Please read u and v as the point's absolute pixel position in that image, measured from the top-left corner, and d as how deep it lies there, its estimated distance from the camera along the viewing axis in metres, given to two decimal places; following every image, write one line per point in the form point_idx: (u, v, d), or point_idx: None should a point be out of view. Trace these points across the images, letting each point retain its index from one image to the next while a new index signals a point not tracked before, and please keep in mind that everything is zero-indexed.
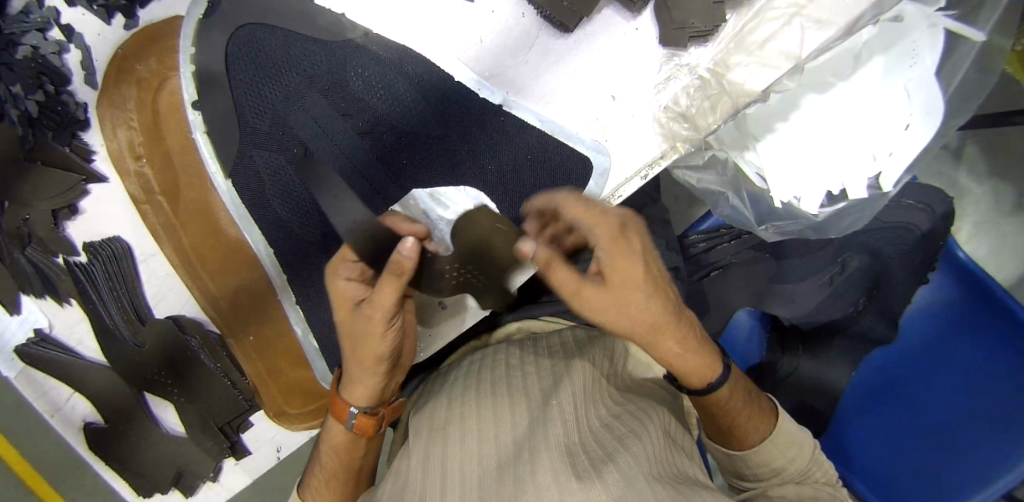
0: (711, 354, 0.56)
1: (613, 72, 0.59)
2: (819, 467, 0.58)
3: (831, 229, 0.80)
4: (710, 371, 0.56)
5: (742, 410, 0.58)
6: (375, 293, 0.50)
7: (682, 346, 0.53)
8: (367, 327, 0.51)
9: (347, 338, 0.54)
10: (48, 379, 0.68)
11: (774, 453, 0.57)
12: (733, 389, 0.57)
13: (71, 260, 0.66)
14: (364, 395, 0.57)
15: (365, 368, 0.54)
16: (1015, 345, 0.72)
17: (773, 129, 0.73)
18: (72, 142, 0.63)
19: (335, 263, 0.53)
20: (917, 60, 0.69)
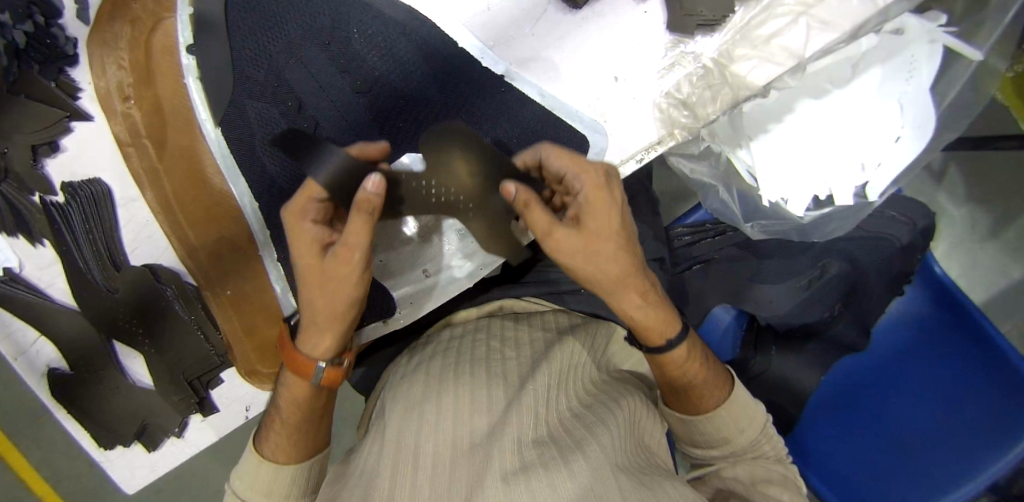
0: (670, 315, 0.57)
1: (617, 54, 0.60)
2: (768, 440, 0.60)
3: (813, 233, 0.82)
4: (670, 328, 0.56)
5: (699, 374, 0.59)
6: (349, 225, 0.44)
7: (645, 299, 0.54)
8: (334, 267, 0.46)
9: (311, 287, 0.48)
10: (14, 319, 0.67)
11: (727, 428, 0.58)
12: (691, 352, 0.58)
13: (48, 199, 0.64)
14: (326, 347, 0.54)
15: (331, 315, 0.50)
16: (979, 358, 0.75)
17: (766, 129, 0.73)
18: (58, 78, 0.60)
19: (300, 207, 0.46)
20: (913, 75, 0.70)
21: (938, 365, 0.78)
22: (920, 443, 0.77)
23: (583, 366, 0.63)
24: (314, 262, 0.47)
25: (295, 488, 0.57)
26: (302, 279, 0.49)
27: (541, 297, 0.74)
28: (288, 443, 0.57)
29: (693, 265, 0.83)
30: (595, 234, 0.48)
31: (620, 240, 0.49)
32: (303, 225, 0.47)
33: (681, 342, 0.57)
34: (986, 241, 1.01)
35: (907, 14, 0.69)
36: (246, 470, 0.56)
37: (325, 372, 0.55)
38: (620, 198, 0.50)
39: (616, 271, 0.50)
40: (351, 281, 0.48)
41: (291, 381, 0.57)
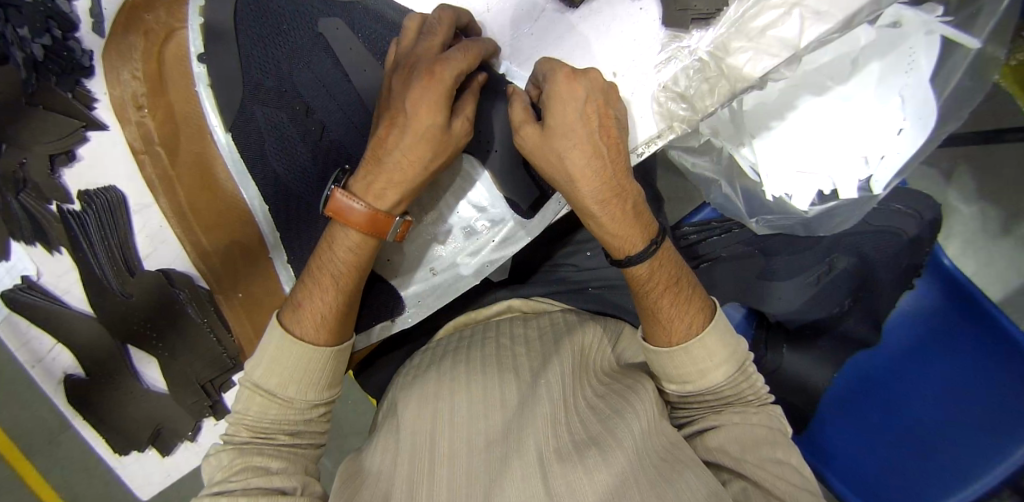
0: (644, 226, 0.55)
1: (615, 50, 0.62)
2: (745, 379, 0.57)
3: (820, 227, 0.80)
4: (635, 243, 0.55)
5: (668, 298, 0.56)
6: (463, 104, 0.54)
7: (603, 204, 0.53)
8: (456, 130, 0.53)
9: (432, 139, 0.51)
10: (31, 327, 0.68)
11: (703, 359, 0.55)
12: (659, 268, 0.56)
13: (65, 208, 0.66)
14: (400, 203, 0.55)
15: (423, 173, 0.54)
16: (993, 350, 0.74)
17: (769, 127, 0.74)
18: (75, 89, 0.63)
19: (460, 60, 0.50)
20: (912, 67, 0.70)
21: (953, 356, 0.77)
22: (938, 437, 0.76)
23: (595, 358, 0.63)
24: (443, 117, 0.51)
25: (325, 377, 0.56)
26: (418, 121, 0.50)
27: (550, 296, 0.75)
28: (335, 319, 0.56)
29: (700, 263, 0.84)
30: (554, 132, 0.51)
31: (586, 130, 0.51)
32: (450, 79, 0.50)
33: (648, 259, 0.55)
34: (997, 238, 1.00)
35: (900, 5, 0.68)
36: (273, 356, 0.54)
37: (403, 225, 0.57)
38: (582, 97, 0.51)
39: (575, 168, 0.52)
40: (453, 147, 0.54)
41: (354, 239, 0.56)
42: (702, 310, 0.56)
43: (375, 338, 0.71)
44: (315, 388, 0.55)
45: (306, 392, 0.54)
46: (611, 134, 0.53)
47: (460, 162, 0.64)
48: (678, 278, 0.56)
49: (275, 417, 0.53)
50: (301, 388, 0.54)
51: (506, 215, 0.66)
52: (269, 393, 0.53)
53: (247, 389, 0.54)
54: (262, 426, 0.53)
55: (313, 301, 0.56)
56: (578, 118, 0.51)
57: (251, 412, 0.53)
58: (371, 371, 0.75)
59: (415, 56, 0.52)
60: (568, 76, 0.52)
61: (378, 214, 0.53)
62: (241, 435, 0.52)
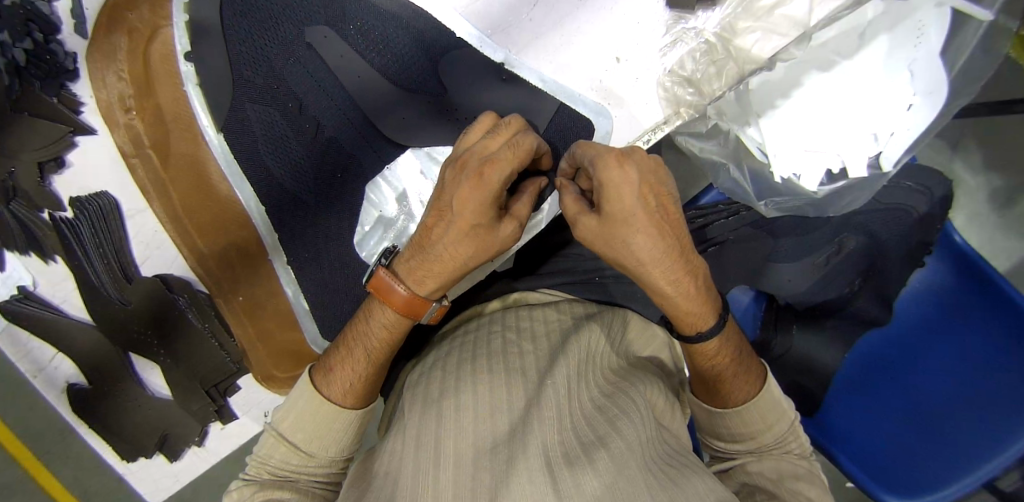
0: (712, 305, 0.52)
1: (618, 34, 0.59)
2: (796, 434, 0.56)
3: (830, 206, 0.78)
4: (707, 320, 0.52)
5: (730, 369, 0.55)
6: (518, 204, 0.51)
7: (677, 288, 0.49)
8: (503, 232, 0.49)
9: (475, 237, 0.48)
10: (31, 337, 0.68)
11: (757, 420, 0.55)
12: (724, 345, 0.54)
13: (57, 216, 0.65)
14: (439, 289, 0.52)
15: (467, 268, 0.51)
16: (1010, 330, 0.71)
17: (774, 105, 0.71)
18: (60, 93, 0.61)
19: (509, 166, 0.46)
20: (922, 39, 0.65)
21: (964, 339, 0.76)
22: (951, 419, 0.75)
23: (601, 356, 0.61)
24: (488, 216, 0.47)
25: (346, 436, 0.55)
26: (458, 219, 0.47)
27: (556, 289, 0.73)
28: (362, 390, 0.56)
29: (709, 247, 0.82)
30: (613, 217, 0.46)
31: (646, 210, 0.46)
32: (498, 183, 0.46)
33: (716, 335, 0.53)
34: (1006, 210, 0.97)
35: None
36: (298, 411, 0.54)
37: (438, 310, 0.54)
38: (637, 175, 0.46)
39: (641, 251, 0.47)
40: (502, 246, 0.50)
41: (391, 318, 0.54)
42: (757, 377, 0.56)
43: None
44: (337, 445, 0.55)
45: (328, 447, 0.54)
46: (670, 208, 0.48)
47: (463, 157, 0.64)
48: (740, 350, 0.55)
49: (295, 466, 0.53)
50: (323, 444, 0.54)
51: None
52: (291, 443, 0.53)
53: (270, 437, 0.54)
54: (283, 471, 0.53)
55: (344, 368, 0.56)
56: (635, 200, 0.46)
57: (273, 459, 0.53)
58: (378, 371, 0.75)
59: (470, 152, 0.49)
60: (617, 158, 0.46)
61: (413, 297, 0.51)
62: (261, 476, 0.53)
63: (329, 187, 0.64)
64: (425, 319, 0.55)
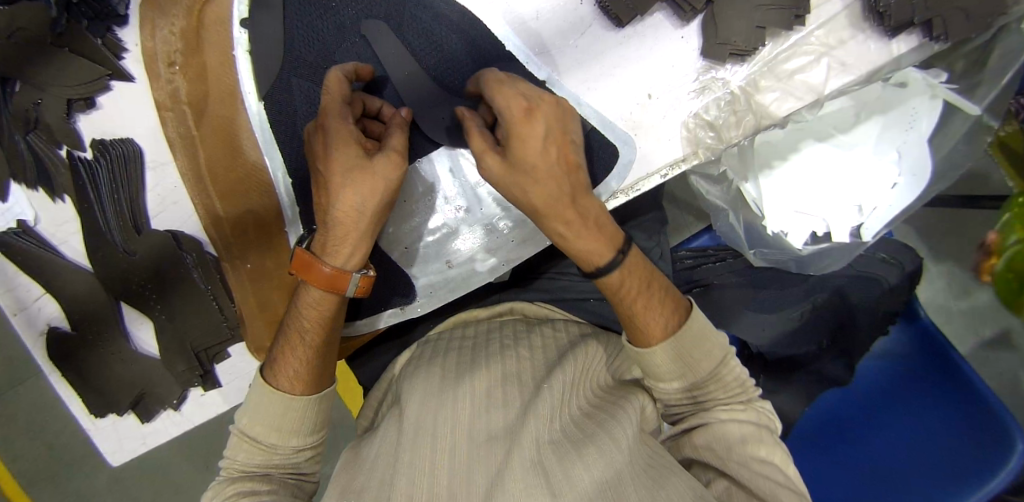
0: (608, 235, 0.55)
1: (653, 74, 0.64)
2: (727, 371, 0.56)
3: (812, 266, 0.81)
4: (604, 254, 0.54)
5: (641, 302, 0.56)
6: (391, 136, 0.53)
7: (583, 223, 0.54)
8: (380, 168, 0.51)
9: (357, 182, 0.51)
10: (18, 274, 0.67)
11: (681, 358, 0.55)
12: (629, 276, 0.56)
13: (75, 154, 0.66)
14: (353, 252, 0.55)
15: (365, 217, 0.53)
16: (954, 394, 0.74)
17: (773, 165, 0.75)
18: (106, 35, 0.63)
19: (336, 105, 0.52)
20: (912, 126, 0.74)
21: (916, 409, 0.77)
22: (898, 479, 0.74)
23: (594, 372, 0.63)
24: (358, 157, 0.51)
25: (310, 422, 0.56)
26: (338, 176, 0.51)
27: (552, 303, 0.75)
28: (309, 370, 0.57)
29: (694, 288, 0.82)
30: (517, 161, 0.51)
31: (543, 156, 0.51)
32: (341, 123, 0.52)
33: (618, 267, 0.55)
34: (963, 298, 1.00)
35: (911, 69, 0.73)
36: (257, 406, 0.55)
37: (360, 280, 0.56)
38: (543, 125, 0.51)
39: (542, 193, 0.52)
40: (392, 181, 0.52)
41: (315, 295, 0.57)
42: (673, 311, 0.57)
43: (384, 325, 0.68)
44: (298, 434, 0.55)
45: (288, 439, 0.55)
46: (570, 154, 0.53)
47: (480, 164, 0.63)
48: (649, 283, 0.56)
49: (263, 462, 0.54)
50: (282, 436, 0.54)
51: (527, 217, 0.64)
52: (253, 439, 0.54)
53: (236, 437, 0.55)
54: (251, 467, 0.54)
55: (289, 359, 0.57)
56: (542, 145, 0.51)
57: (240, 458, 0.54)
58: (366, 361, 0.74)
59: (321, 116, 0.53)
60: (524, 113, 0.51)
61: (333, 270, 0.53)
62: (234, 473, 0.53)
63: None
64: (351, 292, 0.56)
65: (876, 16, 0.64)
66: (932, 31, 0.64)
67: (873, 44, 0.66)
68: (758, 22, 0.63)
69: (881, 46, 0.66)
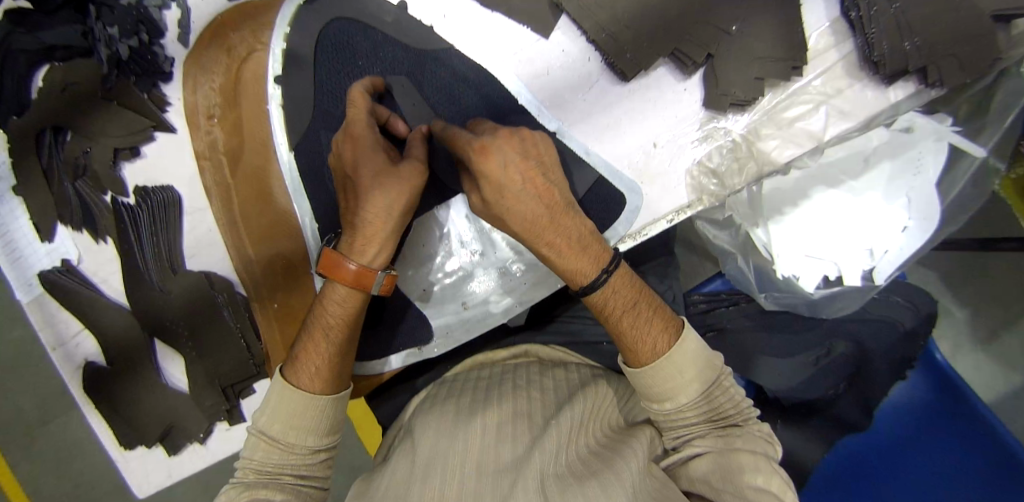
0: (594, 256, 0.55)
1: (659, 125, 0.68)
2: (723, 392, 0.56)
3: (824, 308, 0.82)
4: (591, 273, 0.55)
5: (627, 320, 0.56)
6: (413, 147, 0.59)
7: (576, 245, 0.55)
8: (403, 173, 0.57)
9: (383, 182, 0.56)
10: (60, 310, 0.73)
11: (676, 377, 0.55)
12: (618, 293, 0.56)
13: (119, 200, 0.71)
14: (380, 252, 0.58)
15: (392, 218, 0.57)
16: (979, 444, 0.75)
17: (782, 212, 0.78)
18: (151, 90, 0.69)
19: (362, 114, 0.58)
20: (920, 171, 0.77)
21: (941, 458, 0.77)
22: None
23: (607, 412, 0.64)
24: (380, 163, 0.57)
25: (325, 421, 0.58)
26: (366, 180, 0.56)
27: (566, 346, 0.77)
28: (331, 368, 0.59)
29: (707, 332, 0.84)
30: (504, 185, 0.52)
31: (524, 173, 0.52)
32: (366, 132, 0.58)
33: (604, 284, 0.55)
34: (990, 344, 0.97)
35: (915, 113, 0.75)
36: (274, 406, 0.56)
37: (386, 279, 0.59)
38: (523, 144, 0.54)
39: (528, 213, 0.53)
40: (415, 185, 0.57)
41: (339, 293, 0.59)
42: (667, 330, 0.56)
43: (400, 365, 0.70)
44: (314, 434, 0.57)
45: (304, 437, 0.57)
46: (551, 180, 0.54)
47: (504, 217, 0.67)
48: (638, 301, 0.57)
49: (276, 461, 0.55)
50: (299, 433, 0.56)
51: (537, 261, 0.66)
52: (271, 439, 0.56)
53: (254, 436, 0.57)
54: (266, 468, 0.55)
55: (309, 356, 0.59)
56: (520, 164, 0.52)
57: (255, 458, 0.55)
58: (384, 400, 0.76)
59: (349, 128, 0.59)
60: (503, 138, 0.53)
61: (358, 267, 0.56)
62: (248, 477, 0.55)
63: None
64: (375, 290, 0.59)
65: (872, 66, 0.68)
66: (927, 79, 0.68)
67: (871, 92, 0.69)
68: (757, 74, 0.67)
69: (878, 94, 0.69)
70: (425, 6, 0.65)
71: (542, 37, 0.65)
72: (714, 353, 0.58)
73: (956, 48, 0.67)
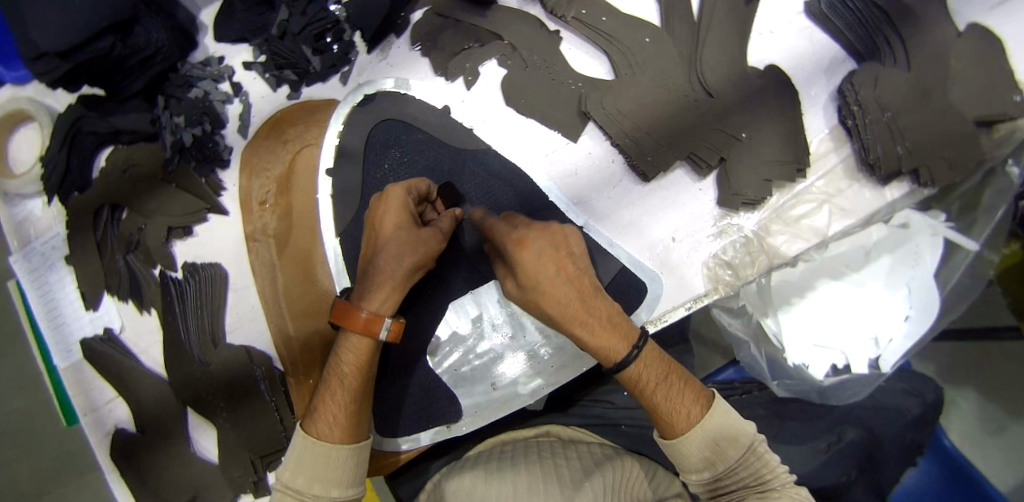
0: (623, 332, 0.57)
1: (676, 221, 0.74)
2: (758, 459, 0.56)
3: (833, 397, 0.84)
4: (620, 349, 0.57)
5: (661, 393, 0.57)
6: (442, 220, 0.65)
7: (603, 317, 0.58)
8: (425, 235, 0.63)
9: (401, 240, 0.61)
10: (97, 379, 0.78)
11: (706, 447, 0.55)
12: (649, 366, 0.58)
13: (168, 275, 0.76)
14: (388, 301, 0.60)
15: (403, 270, 0.61)
16: None
17: (790, 303, 0.83)
18: (209, 175, 0.75)
19: (403, 183, 0.64)
20: (919, 262, 0.81)
21: None
22: None
23: (636, 485, 0.64)
24: (406, 222, 0.63)
25: (349, 471, 0.58)
26: (388, 232, 0.62)
27: (587, 428, 0.78)
28: (347, 416, 0.59)
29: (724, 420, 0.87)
30: (534, 271, 0.57)
31: (547, 254, 0.58)
32: (403, 196, 0.64)
33: (635, 361, 0.57)
34: None
35: (909, 212, 0.81)
36: (299, 457, 0.57)
37: (392, 324, 0.59)
38: (551, 235, 0.59)
39: (557, 292, 0.57)
40: (432, 250, 0.63)
41: (354, 340, 0.61)
42: (699, 399, 0.57)
43: (428, 441, 0.72)
44: (338, 485, 0.57)
45: (328, 488, 0.56)
46: (579, 265, 0.59)
47: None
48: (668, 373, 0.58)
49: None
50: (324, 485, 0.56)
51: (566, 343, 0.71)
52: (296, 491, 0.56)
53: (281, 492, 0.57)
54: None
55: (327, 406, 0.60)
56: (546, 249, 0.58)
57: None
58: (410, 481, 0.77)
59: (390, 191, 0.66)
60: (535, 232, 0.59)
61: (369, 313, 0.58)
62: None
63: (409, 296, 0.71)
64: (381, 336, 0.59)
65: (868, 168, 0.75)
66: (919, 180, 0.75)
67: (869, 191, 0.76)
68: (765, 176, 0.73)
69: (876, 193, 0.76)
70: (467, 111, 0.74)
71: (571, 141, 0.73)
72: (750, 426, 0.57)
73: (945, 150, 0.73)
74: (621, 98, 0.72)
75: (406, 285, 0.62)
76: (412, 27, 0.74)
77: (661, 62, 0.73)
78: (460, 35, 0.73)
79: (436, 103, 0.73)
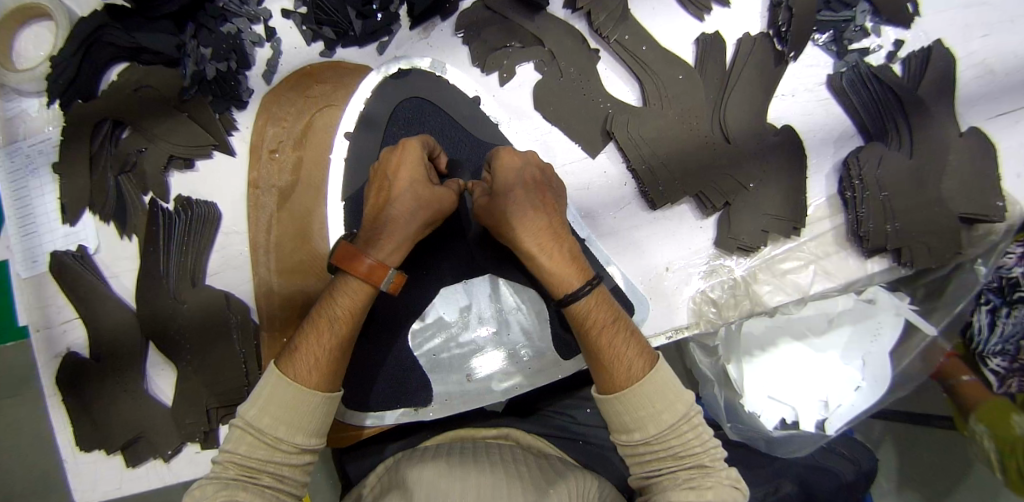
0: (580, 267, 0.61)
1: (672, 251, 0.76)
2: (691, 428, 0.55)
3: (781, 448, 0.81)
4: (574, 281, 0.60)
5: (605, 338, 0.58)
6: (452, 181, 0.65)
7: (556, 242, 0.61)
8: (440, 193, 0.62)
9: (416, 194, 0.60)
10: (58, 295, 0.74)
11: (642, 407, 0.55)
12: (597, 309, 0.60)
13: (158, 204, 0.73)
14: (394, 252, 0.60)
15: (414, 225, 0.60)
16: None
17: (751, 355, 0.82)
18: (224, 112, 0.73)
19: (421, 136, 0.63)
20: (877, 339, 0.82)
21: None
22: None
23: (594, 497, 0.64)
24: (422, 176, 0.61)
25: (319, 419, 0.55)
26: (403, 183, 0.61)
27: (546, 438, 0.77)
28: (330, 360, 0.57)
29: None
30: (500, 189, 0.62)
31: (518, 183, 0.62)
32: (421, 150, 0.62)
33: (586, 296, 0.59)
34: None
35: (878, 288, 0.82)
36: (262, 396, 0.54)
37: (396, 276, 0.59)
38: (519, 163, 0.63)
39: (522, 217, 0.61)
40: (443, 208, 0.62)
41: (352, 285, 0.59)
42: (643, 356, 0.58)
43: (391, 421, 0.71)
44: (306, 431, 0.54)
45: (295, 434, 0.54)
46: (547, 198, 0.63)
47: (523, 291, 0.72)
48: (615, 319, 0.60)
49: (265, 457, 0.52)
50: (290, 429, 0.53)
51: (547, 349, 0.72)
52: (258, 431, 0.53)
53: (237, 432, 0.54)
54: (252, 461, 0.52)
55: (308, 350, 0.57)
56: (517, 173, 0.63)
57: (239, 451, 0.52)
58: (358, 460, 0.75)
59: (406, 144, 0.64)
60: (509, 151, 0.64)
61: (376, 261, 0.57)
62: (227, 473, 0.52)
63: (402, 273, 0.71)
64: (384, 286, 0.59)
65: (857, 239, 0.78)
66: (901, 259, 0.78)
67: (853, 261, 0.80)
68: (763, 227, 0.76)
69: (859, 263, 0.80)
70: (495, 107, 0.75)
71: (590, 155, 0.74)
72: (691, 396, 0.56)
73: (928, 238, 0.77)
74: (644, 125, 0.74)
75: (411, 240, 0.61)
76: (459, 14, 0.74)
77: (688, 100, 0.75)
78: (503, 33, 0.74)
79: (467, 91, 0.74)
